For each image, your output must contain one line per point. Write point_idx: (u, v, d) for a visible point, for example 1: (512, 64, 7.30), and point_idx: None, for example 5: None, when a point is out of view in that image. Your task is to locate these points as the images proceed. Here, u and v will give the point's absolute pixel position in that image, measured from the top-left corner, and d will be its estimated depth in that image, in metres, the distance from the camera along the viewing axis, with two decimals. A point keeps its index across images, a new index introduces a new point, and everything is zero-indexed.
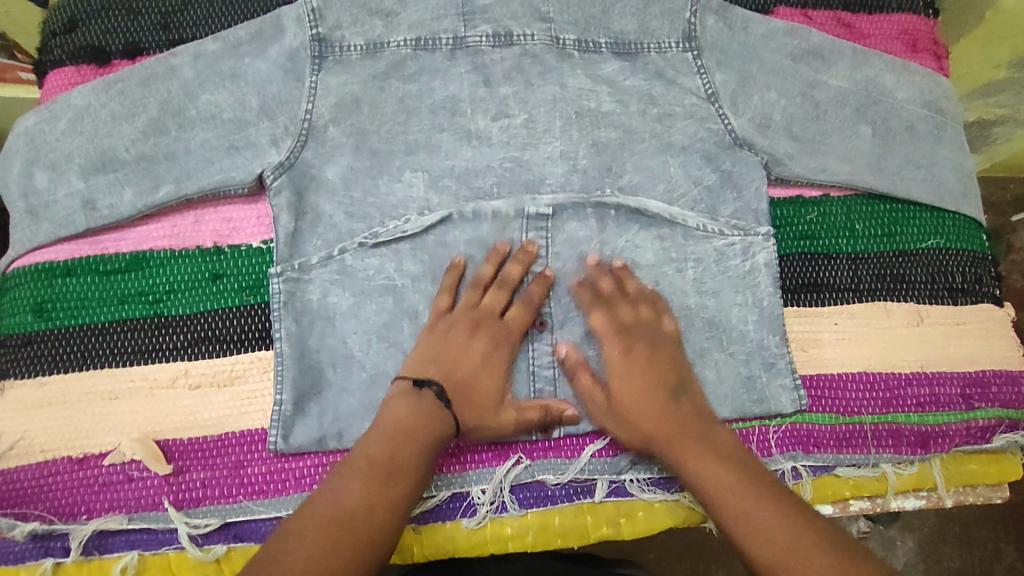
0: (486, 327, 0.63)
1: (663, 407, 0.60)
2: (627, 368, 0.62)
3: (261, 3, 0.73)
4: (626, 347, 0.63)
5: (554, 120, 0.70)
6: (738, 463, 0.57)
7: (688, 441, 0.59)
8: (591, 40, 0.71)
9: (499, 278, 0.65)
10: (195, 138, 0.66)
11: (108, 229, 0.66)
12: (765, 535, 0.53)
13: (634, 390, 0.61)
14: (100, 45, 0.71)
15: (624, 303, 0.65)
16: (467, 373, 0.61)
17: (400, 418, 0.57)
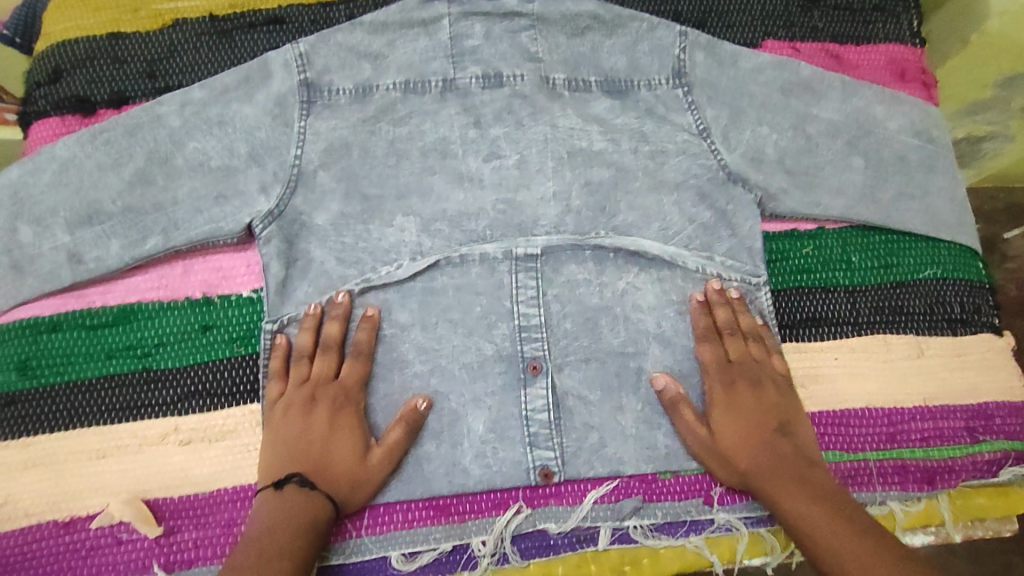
0: (322, 397, 0.61)
1: (764, 444, 0.61)
2: (731, 409, 0.62)
3: (248, 49, 0.73)
4: (728, 386, 0.64)
5: (545, 159, 0.70)
6: (832, 497, 0.57)
7: (791, 475, 0.59)
8: (580, 78, 0.73)
9: (319, 343, 0.63)
10: (183, 187, 0.66)
11: (96, 283, 0.65)
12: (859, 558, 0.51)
13: (734, 425, 0.62)
14: (85, 95, 0.70)
15: (735, 341, 0.66)
16: (320, 448, 0.59)
17: (273, 515, 0.56)
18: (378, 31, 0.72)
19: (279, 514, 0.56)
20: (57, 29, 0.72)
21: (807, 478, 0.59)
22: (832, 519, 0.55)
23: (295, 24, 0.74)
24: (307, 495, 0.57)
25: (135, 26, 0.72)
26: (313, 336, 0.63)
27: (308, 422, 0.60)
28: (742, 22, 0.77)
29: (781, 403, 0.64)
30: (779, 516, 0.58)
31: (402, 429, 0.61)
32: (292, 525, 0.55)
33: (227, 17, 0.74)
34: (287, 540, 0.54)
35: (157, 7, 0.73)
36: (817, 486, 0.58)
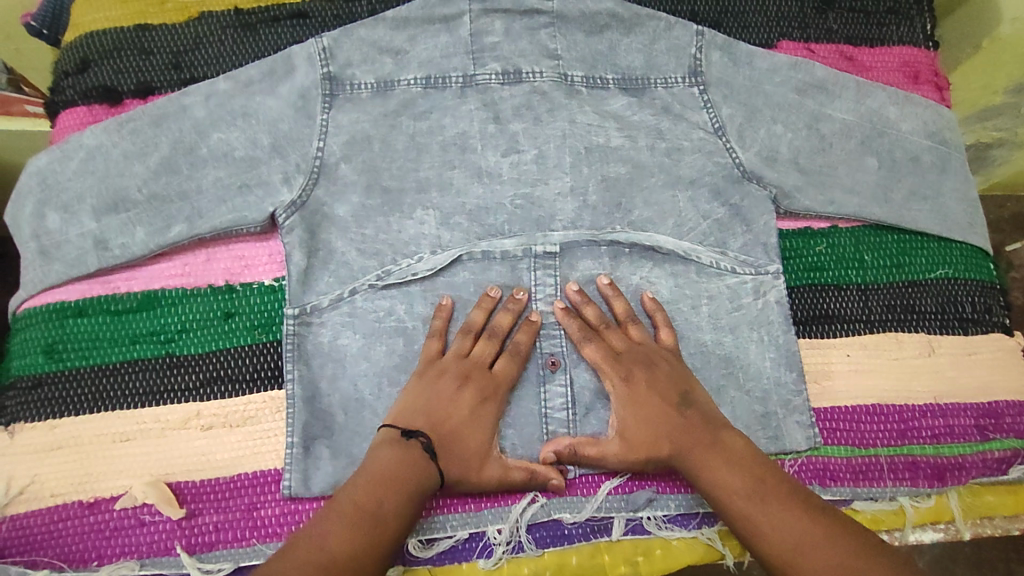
0: (477, 380, 0.63)
1: (671, 424, 0.61)
2: (632, 403, 0.62)
3: (271, 43, 0.74)
4: (626, 377, 0.63)
5: (564, 155, 0.72)
6: (747, 464, 0.58)
7: (700, 447, 0.59)
8: (599, 76, 0.75)
9: (489, 326, 0.65)
10: (207, 176, 0.67)
11: (121, 269, 0.66)
12: (779, 538, 0.54)
13: (640, 421, 0.62)
14: (112, 85, 0.71)
15: (616, 333, 0.66)
16: (456, 429, 0.61)
17: (381, 469, 0.57)
18: (400, 26, 0.73)
19: (377, 472, 0.56)
20: (86, 20, 0.73)
21: (716, 446, 0.59)
22: (755, 494, 0.56)
23: (318, 19, 0.75)
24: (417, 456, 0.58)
25: (162, 19, 0.74)
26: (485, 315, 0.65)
27: (439, 404, 0.61)
28: (758, 23, 0.78)
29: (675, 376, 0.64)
30: (698, 485, 0.59)
31: (527, 475, 0.62)
32: (401, 488, 0.56)
33: (252, 11, 0.75)
34: (392, 509, 0.55)
35: (185, 1, 0.75)
36: (730, 451, 0.59)
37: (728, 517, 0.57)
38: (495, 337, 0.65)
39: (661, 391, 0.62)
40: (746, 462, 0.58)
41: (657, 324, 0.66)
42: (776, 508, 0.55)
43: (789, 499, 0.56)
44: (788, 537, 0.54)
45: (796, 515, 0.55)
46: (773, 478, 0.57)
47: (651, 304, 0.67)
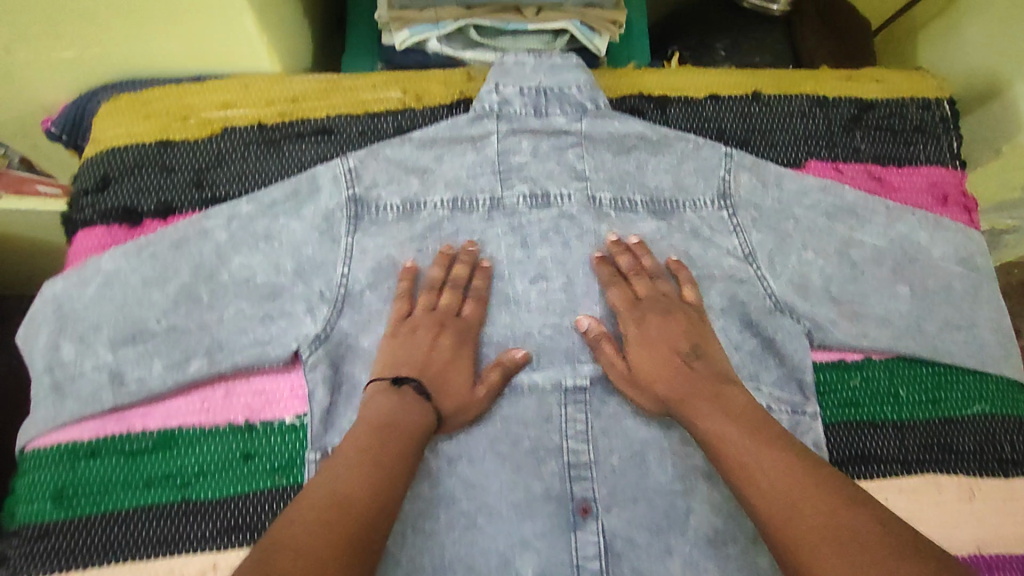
0: (450, 326, 0.67)
1: (682, 372, 0.63)
2: (642, 340, 0.66)
3: (296, 160, 0.73)
4: (639, 320, 0.67)
5: (592, 284, 0.71)
6: (744, 417, 0.58)
7: (697, 397, 0.61)
8: (626, 198, 0.75)
9: (448, 278, 0.68)
10: (229, 307, 0.66)
11: (136, 406, 0.64)
12: (768, 482, 0.52)
13: (647, 359, 0.65)
14: (132, 204, 0.70)
15: (643, 280, 0.70)
16: (440, 369, 0.64)
17: (374, 413, 0.59)
18: (425, 146, 0.73)
19: (367, 425, 0.58)
20: (106, 136, 0.72)
21: (717, 393, 0.61)
22: (746, 435, 0.56)
23: (343, 135, 0.74)
24: (397, 394, 0.61)
25: (185, 134, 0.73)
26: (443, 269, 0.69)
27: (440, 353, 0.65)
28: (786, 141, 0.77)
29: (691, 330, 0.67)
30: (694, 432, 0.60)
31: (499, 374, 0.65)
32: (402, 432, 0.58)
33: (276, 126, 0.74)
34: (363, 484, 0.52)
35: (206, 115, 0.73)
36: (730, 406, 0.59)
37: (719, 458, 0.56)
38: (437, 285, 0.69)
39: (679, 341, 0.65)
40: (751, 421, 0.57)
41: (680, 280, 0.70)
42: (761, 454, 0.54)
43: (779, 449, 0.54)
44: (781, 493, 0.50)
45: (781, 457, 0.53)
46: (772, 433, 0.56)
47: (675, 265, 0.71)
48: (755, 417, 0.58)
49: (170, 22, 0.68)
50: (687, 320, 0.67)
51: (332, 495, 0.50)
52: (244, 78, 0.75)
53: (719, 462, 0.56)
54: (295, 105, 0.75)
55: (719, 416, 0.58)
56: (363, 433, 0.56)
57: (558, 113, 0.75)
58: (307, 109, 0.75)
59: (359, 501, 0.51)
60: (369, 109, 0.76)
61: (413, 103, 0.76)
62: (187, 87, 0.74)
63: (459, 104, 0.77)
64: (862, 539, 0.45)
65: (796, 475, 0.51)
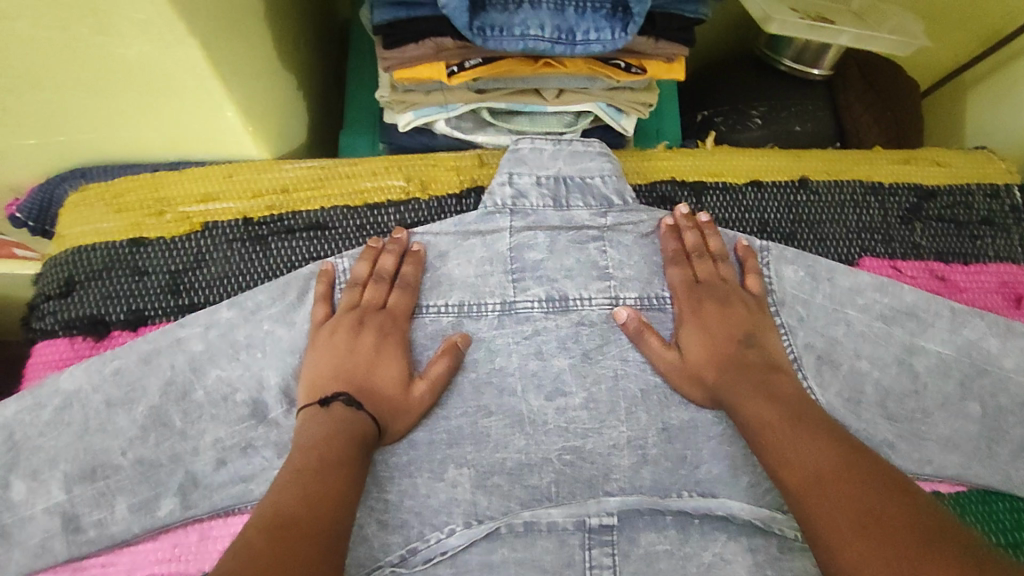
0: (372, 320, 0.62)
1: (730, 357, 0.60)
2: (696, 324, 0.63)
3: (285, 259, 0.67)
4: (697, 307, 0.64)
5: (617, 400, 0.63)
6: (792, 404, 0.55)
7: (740, 379, 0.58)
8: (655, 294, 0.67)
9: (373, 272, 0.64)
10: (205, 433, 0.60)
11: (95, 555, 0.58)
12: (807, 463, 0.49)
13: (702, 347, 0.62)
14: (99, 314, 0.64)
15: (706, 264, 0.66)
16: (365, 369, 0.59)
17: (319, 432, 0.53)
18: (428, 245, 0.67)
19: (321, 433, 0.53)
20: (75, 232, 0.67)
21: (767, 377, 0.58)
22: (789, 425, 0.53)
23: (339, 230, 0.68)
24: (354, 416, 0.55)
25: (159, 231, 0.66)
26: (370, 264, 0.65)
27: (370, 338, 0.61)
28: (834, 235, 0.70)
29: (749, 317, 0.63)
30: (735, 420, 0.57)
31: (445, 362, 0.61)
32: (348, 436, 0.54)
33: (263, 220, 0.68)
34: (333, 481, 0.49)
35: (183, 210, 0.67)
36: (775, 393, 0.56)
37: (758, 446, 0.54)
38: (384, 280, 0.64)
39: (738, 325, 0.62)
40: (801, 412, 0.54)
41: (746, 268, 0.66)
42: (800, 438, 0.51)
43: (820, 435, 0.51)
44: (813, 469, 0.48)
45: (824, 447, 0.50)
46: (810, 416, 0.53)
47: (743, 250, 0.66)
48: (807, 409, 0.54)
49: (142, 113, 0.61)
50: (752, 307, 0.64)
51: (290, 511, 0.46)
52: (229, 165, 0.69)
53: (761, 446, 0.53)
54: (286, 196, 0.68)
55: (767, 403, 0.55)
56: (313, 450, 0.52)
57: (580, 206, 0.68)
58: (300, 201, 0.68)
59: (323, 512, 0.46)
60: (368, 200, 0.69)
61: (418, 192, 0.70)
62: (163, 176, 0.68)
63: (469, 194, 0.70)
64: (894, 530, 0.42)
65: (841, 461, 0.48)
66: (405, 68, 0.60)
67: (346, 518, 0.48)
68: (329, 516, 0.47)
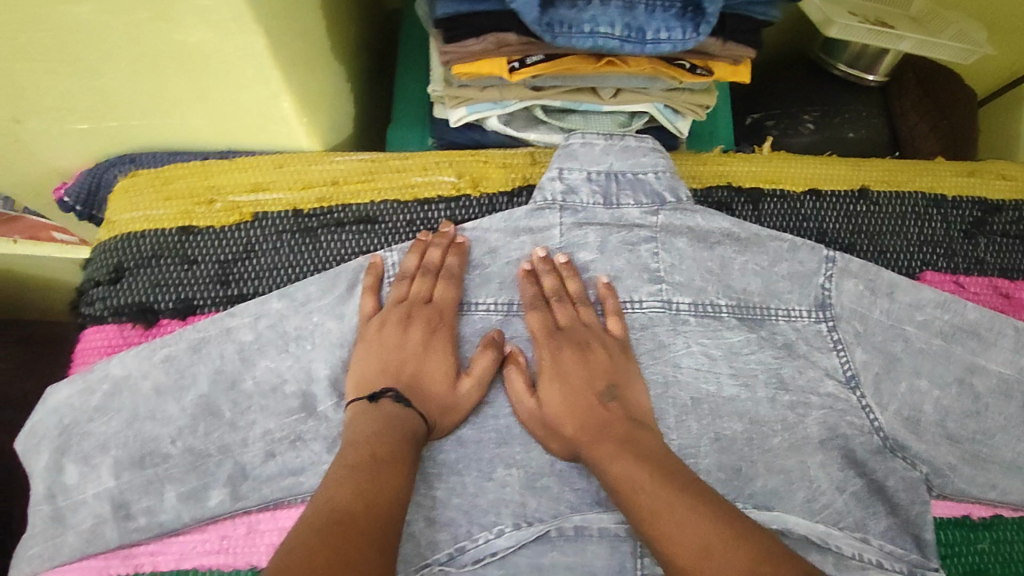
0: (419, 314, 0.62)
1: (591, 408, 0.58)
2: (555, 374, 0.60)
3: (334, 253, 0.66)
4: (554, 355, 0.61)
5: (666, 408, 0.62)
6: (660, 461, 0.53)
7: (608, 439, 0.55)
8: (709, 302, 0.66)
9: (421, 265, 0.64)
10: (255, 426, 0.61)
11: (146, 542, 0.58)
12: (680, 532, 0.48)
13: (564, 397, 0.59)
14: (148, 302, 0.64)
15: (564, 307, 0.63)
16: (415, 365, 0.60)
17: (371, 426, 0.54)
18: (479, 239, 0.66)
19: (377, 424, 0.55)
20: (124, 219, 0.66)
21: (621, 433, 0.56)
22: (660, 485, 0.51)
23: (388, 225, 0.67)
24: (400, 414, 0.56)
25: (208, 220, 0.66)
26: (418, 256, 0.64)
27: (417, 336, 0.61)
28: (896, 247, 0.69)
29: (610, 365, 0.60)
30: (602, 477, 0.54)
31: (491, 360, 0.61)
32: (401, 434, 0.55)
33: (312, 213, 0.67)
34: (386, 490, 0.49)
35: (233, 199, 0.66)
36: (641, 449, 0.54)
37: (628, 511, 0.52)
38: (432, 275, 0.63)
39: (587, 375, 0.59)
40: (671, 470, 0.52)
41: (606, 310, 0.63)
42: (675, 497, 0.50)
43: (688, 493, 0.50)
44: (690, 538, 0.47)
45: (693, 508, 0.49)
46: (672, 475, 0.52)
47: (605, 289, 0.63)
48: (677, 467, 0.53)
49: (195, 101, 0.61)
50: (608, 363, 0.60)
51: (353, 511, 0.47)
52: (280, 156, 0.68)
53: (631, 510, 0.51)
54: (335, 189, 0.68)
55: (634, 464, 0.53)
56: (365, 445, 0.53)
57: (632, 203, 0.66)
58: (350, 194, 0.68)
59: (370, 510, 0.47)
60: (418, 196, 0.68)
61: (469, 188, 0.69)
62: (214, 164, 0.67)
63: (521, 192, 0.69)
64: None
65: (716, 526, 0.47)
66: (462, 62, 0.59)
67: (395, 504, 0.49)
68: (383, 512, 0.48)
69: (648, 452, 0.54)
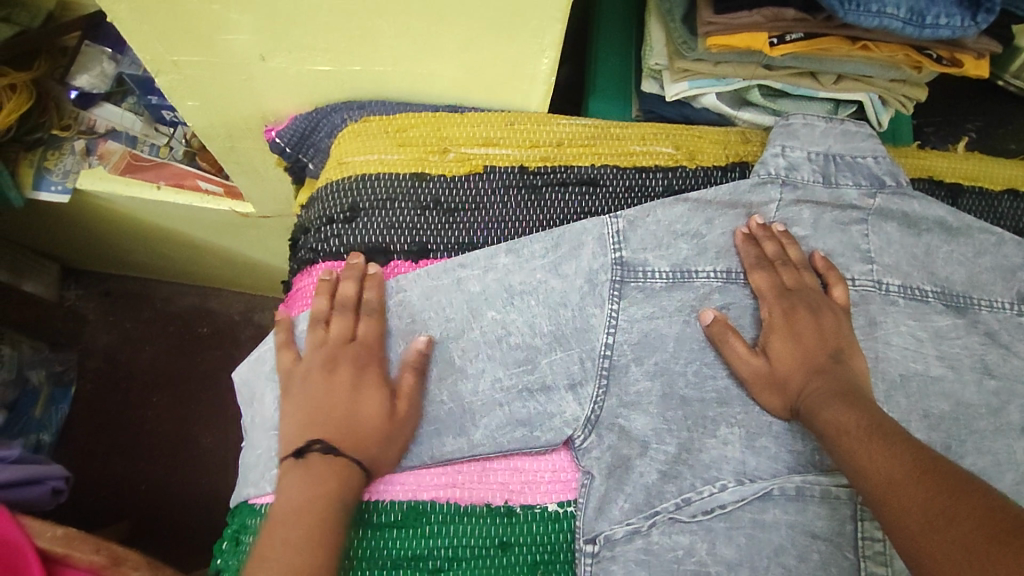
0: (343, 355, 0.59)
1: (812, 362, 0.61)
2: (788, 332, 0.62)
3: (557, 210, 0.68)
4: (789, 311, 0.63)
5: (877, 384, 0.64)
6: (870, 411, 0.56)
7: (825, 391, 0.59)
8: (917, 286, 0.68)
9: (336, 304, 0.62)
10: (486, 373, 0.61)
11: (386, 472, 0.59)
12: (877, 470, 0.52)
13: (792, 354, 0.61)
14: (383, 242, 0.66)
15: (790, 270, 0.65)
16: (348, 409, 0.57)
17: (308, 491, 0.53)
18: (699, 208, 0.67)
19: (324, 496, 0.53)
20: (357, 161, 0.68)
21: (844, 391, 0.58)
22: (867, 434, 0.54)
23: (609, 189, 0.69)
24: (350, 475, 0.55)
25: (441, 169, 0.68)
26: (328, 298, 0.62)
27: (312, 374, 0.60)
28: None
29: (838, 331, 0.63)
30: (815, 426, 0.58)
31: (740, 340, 0.62)
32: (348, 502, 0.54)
33: (538, 170, 0.69)
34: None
35: (465, 151, 0.69)
36: (861, 403, 0.57)
37: (836, 456, 0.56)
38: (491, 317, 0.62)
39: (819, 335, 0.62)
40: (878, 423, 0.55)
41: (829, 280, 0.66)
42: (878, 444, 0.53)
43: (893, 444, 0.53)
44: (887, 476, 0.51)
45: (897, 456, 0.51)
46: (886, 429, 0.54)
47: (822, 261, 0.67)
48: (879, 420, 0.55)
49: (456, 49, 0.63)
50: (835, 323, 0.63)
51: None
52: (507, 114, 0.71)
53: (841, 452, 0.56)
54: (559, 150, 0.70)
55: (846, 415, 0.56)
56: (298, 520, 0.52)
57: (850, 184, 0.69)
58: (573, 156, 0.70)
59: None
60: (637, 163, 0.70)
61: (685, 160, 0.71)
62: (445, 117, 0.70)
63: (734, 168, 0.71)
64: (951, 536, 0.44)
65: (906, 463, 0.51)
66: (722, 35, 0.61)
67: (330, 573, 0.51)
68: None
69: (859, 405, 0.57)
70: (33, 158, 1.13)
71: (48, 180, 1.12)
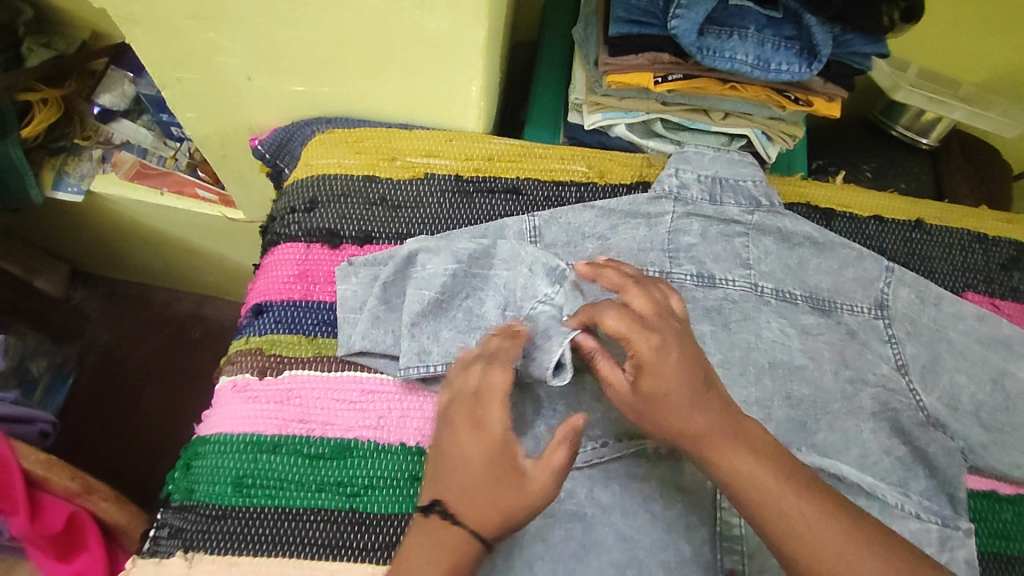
0: (468, 422, 0.58)
1: (693, 398, 0.58)
2: (657, 366, 0.59)
3: (484, 211, 0.81)
4: (658, 344, 0.59)
5: (748, 367, 0.76)
6: (766, 449, 0.58)
7: (720, 437, 0.57)
8: (788, 290, 0.80)
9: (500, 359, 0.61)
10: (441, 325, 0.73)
11: (299, 381, 0.72)
12: (807, 532, 0.54)
13: (675, 394, 0.58)
14: (335, 229, 0.79)
15: (641, 294, 0.64)
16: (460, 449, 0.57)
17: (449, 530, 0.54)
18: (604, 215, 0.80)
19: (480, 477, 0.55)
20: (320, 163, 0.82)
21: (733, 425, 0.58)
22: (782, 486, 0.56)
23: (530, 197, 0.82)
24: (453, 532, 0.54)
25: (389, 174, 0.82)
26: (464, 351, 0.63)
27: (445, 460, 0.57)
28: (944, 270, 0.83)
29: (695, 357, 0.61)
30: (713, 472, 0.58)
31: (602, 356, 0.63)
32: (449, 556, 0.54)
33: (471, 179, 0.82)
34: None
35: (411, 160, 0.83)
36: (751, 437, 0.58)
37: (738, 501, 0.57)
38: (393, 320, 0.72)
39: (696, 373, 0.59)
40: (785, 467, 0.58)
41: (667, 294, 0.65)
42: (789, 496, 0.55)
43: (802, 485, 0.56)
44: (813, 532, 0.54)
45: (820, 510, 0.55)
46: (786, 468, 0.57)
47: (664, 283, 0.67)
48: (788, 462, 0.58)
49: (405, 75, 0.78)
50: (691, 349, 0.61)
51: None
52: (449, 132, 0.85)
53: (744, 499, 0.56)
54: (491, 163, 0.83)
55: (749, 460, 0.57)
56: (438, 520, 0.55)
57: (732, 203, 0.81)
58: (500, 169, 0.83)
59: None
60: (556, 178, 0.84)
61: (597, 177, 0.84)
62: (396, 132, 0.84)
63: (638, 185, 0.84)
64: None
65: (827, 517, 0.55)
66: (618, 74, 0.75)
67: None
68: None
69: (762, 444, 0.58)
70: (55, 163, 1.29)
71: (66, 181, 1.28)
